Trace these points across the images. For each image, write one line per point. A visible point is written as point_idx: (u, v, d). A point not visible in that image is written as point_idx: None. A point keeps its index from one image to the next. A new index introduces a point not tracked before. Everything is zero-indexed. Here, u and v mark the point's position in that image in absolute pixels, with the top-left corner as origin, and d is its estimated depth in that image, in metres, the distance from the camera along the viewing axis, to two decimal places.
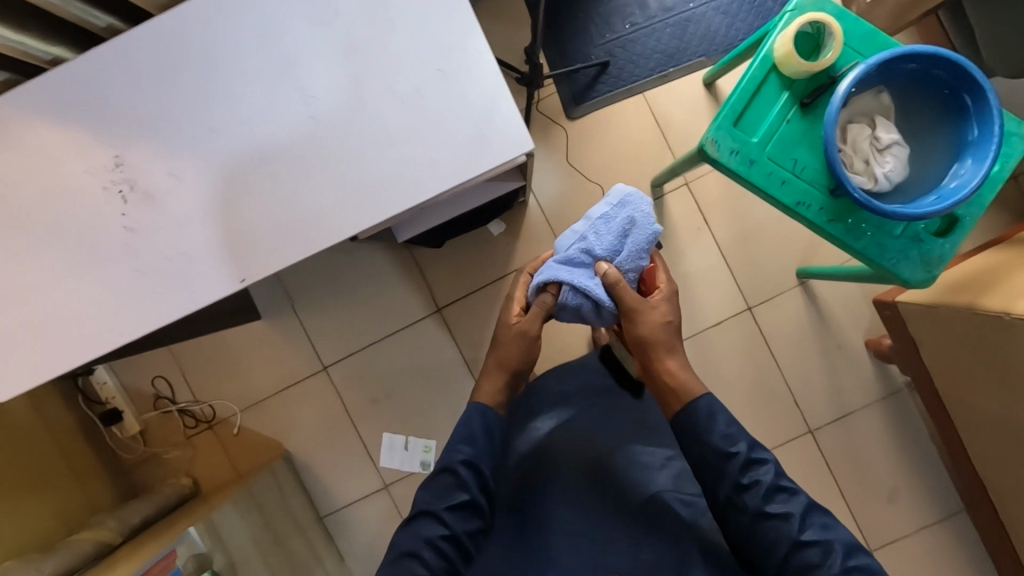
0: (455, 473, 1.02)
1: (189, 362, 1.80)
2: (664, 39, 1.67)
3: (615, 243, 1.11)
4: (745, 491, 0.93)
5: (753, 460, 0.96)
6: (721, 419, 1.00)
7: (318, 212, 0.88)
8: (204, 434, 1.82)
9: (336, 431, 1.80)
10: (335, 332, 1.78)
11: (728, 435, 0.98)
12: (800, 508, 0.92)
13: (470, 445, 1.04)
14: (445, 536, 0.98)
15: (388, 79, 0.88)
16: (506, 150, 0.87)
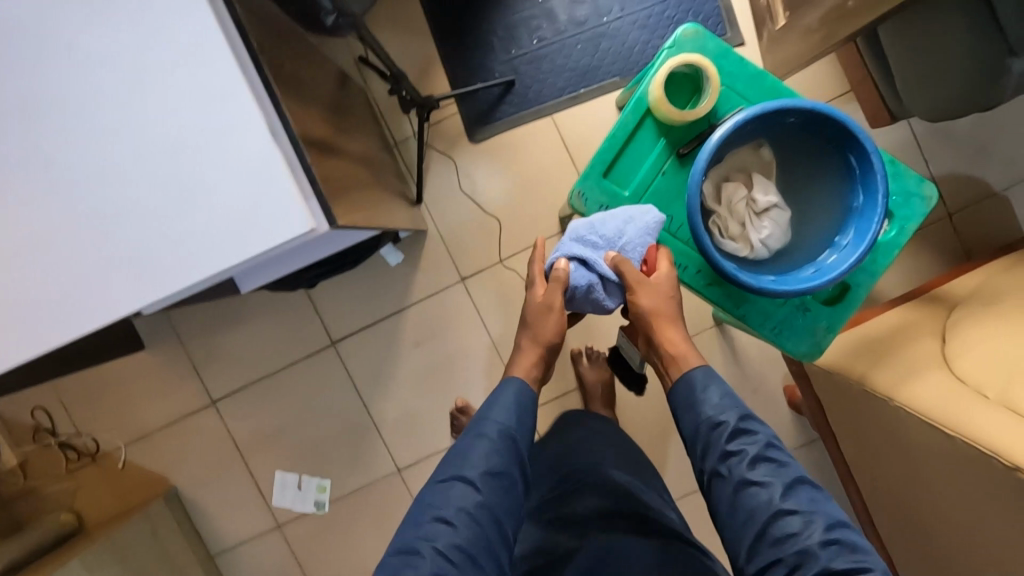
0: (483, 478, 0.86)
1: (69, 393, 1.70)
2: (575, 56, 1.52)
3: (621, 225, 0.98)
4: (730, 460, 0.85)
5: (747, 428, 0.87)
6: (720, 390, 0.92)
7: (72, 294, 0.78)
8: (88, 467, 1.72)
9: (227, 467, 1.70)
10: (223, 365, 1.68)
11: (722, 402, 0.90)
12: (794, 479, 0.83)
13: (498, 454, 0.88)
14: (462, 553, 0.80)
15: (156, 146, 0.77)
16: (287, 225, 0.75)
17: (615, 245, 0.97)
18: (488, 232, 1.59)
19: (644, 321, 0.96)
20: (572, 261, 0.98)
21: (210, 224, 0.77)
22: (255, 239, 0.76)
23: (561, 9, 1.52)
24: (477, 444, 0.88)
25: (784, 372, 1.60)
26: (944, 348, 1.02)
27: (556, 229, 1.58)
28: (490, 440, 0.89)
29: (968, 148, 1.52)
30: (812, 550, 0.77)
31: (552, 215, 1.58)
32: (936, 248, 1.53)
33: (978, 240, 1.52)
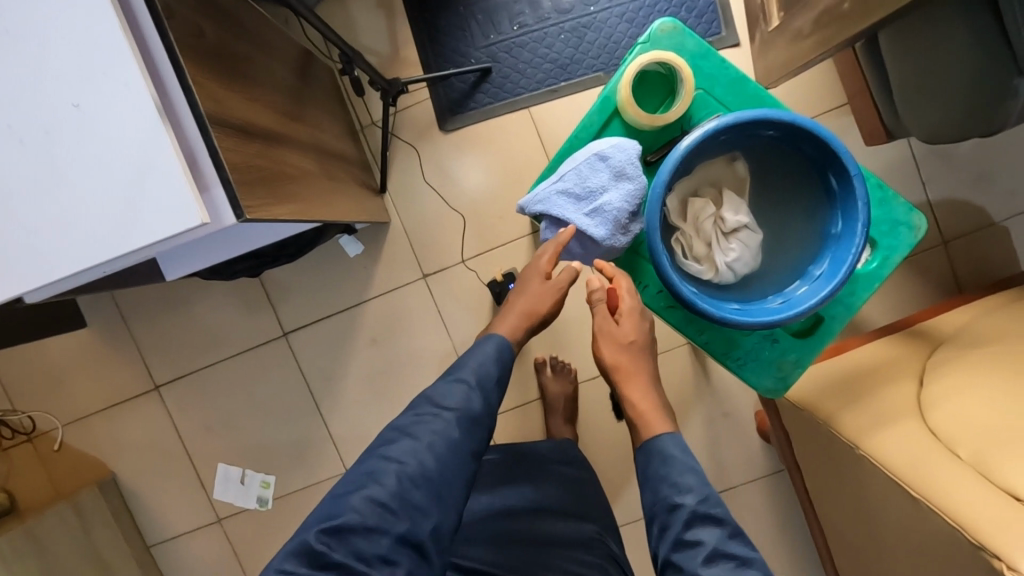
0: (440, 432, 0.74)
1: (7, 368, 1.61)
2: (558, 47, 1.42)
3: (597, 187, 0.86)
4: (685, 552, 0.69)
5: (719, 517, 0.70)
6: (696, 466, 0.75)
7: None
8: (23, 446, 1.64)
9: (168, 456, 1.62)
10: (169, 350, 1.59)
11: (694, 479, 0.73)
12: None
13: (462, 420, 0.76)
14: (400, 514, 0.69)
15: (11, 116, 0.64)
16: (169, 221, 0.64)
17: (598, 206, 0.86)
18: (454, 228, 1.50)
19: (620, 352, 0.86)
20: (550, 209, 0.88)
21: (77, 214, 0.65)
22: (135, 235, 0.65)
23: None
24: (438, 402, 0.77)
25: (757, 397, 1.51)
26: (920, 392, 0.93)
27: (526, 230, 1.49)
28: (455, 398, 0.77)
29: (969, 174, 1.42)
30: None
31: (523, 215, 1.49)
32: (927, 278, 1.44)
33: (972, 272, 1.43)
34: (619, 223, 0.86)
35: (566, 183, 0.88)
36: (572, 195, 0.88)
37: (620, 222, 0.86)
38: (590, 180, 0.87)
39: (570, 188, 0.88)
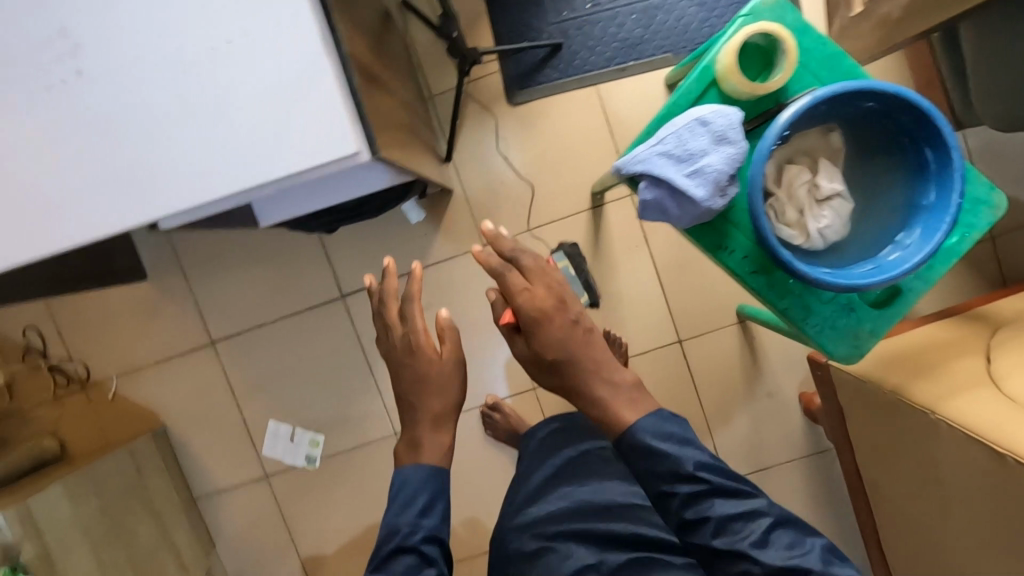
0: (414, 552, 0.83)
1: (65, 316, 1.64)
2: (628, 26, 1.45)
3: (698, 150, 0.90)
4: (709, 532, 0.78)
5: (723, 492, 0.78)
6: (683, 445, 0.79)
7: (87, 194, 0.73)
8: (76, 394, 1.67)
9: (219, 411, 1.66)
10: (226, 306, 1.62)
11: (695, 467, 0.78)
12: (782, 525, 0.79)
13: (422, 495, 0.86)
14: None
15: (178, 39, 0.69)
16: (330, 146, 0.70)
17: (699, 167, 0.89)
18: (514, 200, 1.53)
19: (544, 372, 0.84)
20: (650, 168, 0.91)
21: (237, 135, 0.71)
22: (294, 155, 0.71)
23: None
24: (396, 532, 0.84)
25: (801, 379, 1.55)
26: (990, 365, 0.98)
27: (586, 204, 1.52)
28: (414, 518, 0.85)
29: (1021, 171, 1.46)
30: None
31: (584, 190, 1.52)
32: (974, 270, 1.48)
33: (1018, 266, 1.47)
34: (717, 185, 0.89)
35: (666, 145, 0.91)
36: (673, 156, 0.91)
37: (718, 184, 0.89)
38: (691, 143, 0.90)
39: (671, 148, 0.91)
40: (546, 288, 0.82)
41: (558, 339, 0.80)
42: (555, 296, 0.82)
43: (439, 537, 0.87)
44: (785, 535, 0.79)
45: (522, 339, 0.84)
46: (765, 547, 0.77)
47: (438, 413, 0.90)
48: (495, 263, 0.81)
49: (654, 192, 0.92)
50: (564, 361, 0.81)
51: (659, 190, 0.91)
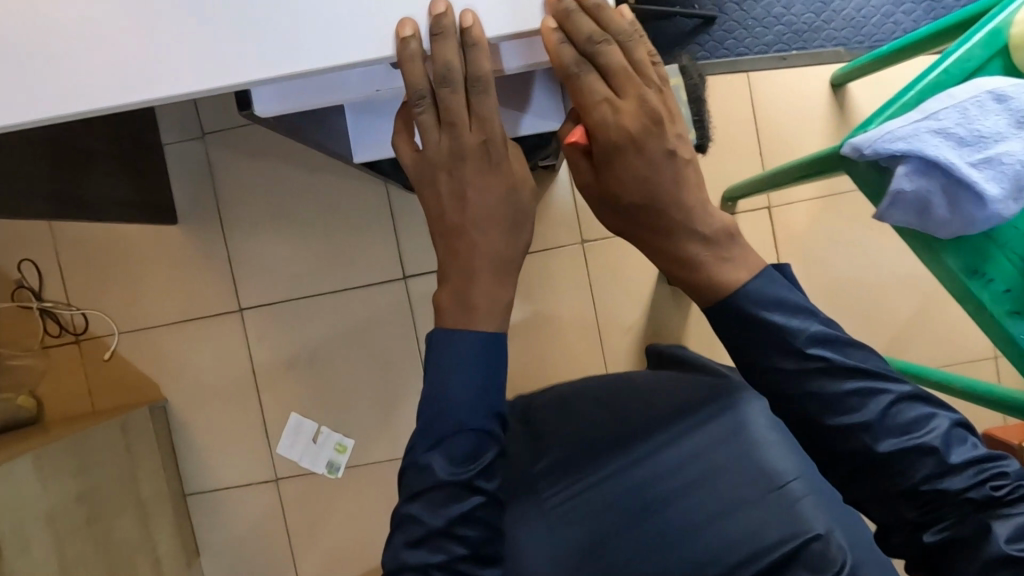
0: (473, 433, 0.56)
1: (71, 253, 1.37)
2: (797, 10, 1.23)
3: (991, 134, 0.65)
4: (829, 417, 0.53)
5: (821, 352, 0.53)
6: (779, 301, 0.54)
7: (176, 35, 0.54)
8: (67, 347, 1.39)
9: (234, 393, 1.38)
10: (265, 269, 1.36)
11: (796, 326, 0.54)
12: (910, 403, 0.53)
13: (482, 352, 0.57)
14: (471, 532, 0.56)
15: None
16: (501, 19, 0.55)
17: (993, 155, 0.65)
18: None
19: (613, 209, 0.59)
20: (920, 148, 0.66)
21: None
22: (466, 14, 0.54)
23: None
24: (447, 397, 0.57)
25: None
26: None
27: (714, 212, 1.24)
28: (469, 394, 0.56)
29: None
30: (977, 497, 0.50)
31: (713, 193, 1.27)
32: None
33: None
34: (1011, 186, 0.65)
35: (941, 118, 0.67)
36: (954, 137, 0.66)
37: (1012, 183, 0.65)
38: (982, 123, 0.66)
39: (950, 125, 0.66)
40: (635, 101, 0.55)
41: (642, 168, 0.56)
42: (644, 115, 0.55)
43: (502, 409, 0.59)
44: (915, 414, 0.53)
45: (583, 166, 0.59)
46: (876, 428, 0.52)
47: (487, 260, 0.58)
48: (568, 60, 0.54)
49: (916, 181, 0.67)
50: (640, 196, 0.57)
51: (923, 179, 0.67)
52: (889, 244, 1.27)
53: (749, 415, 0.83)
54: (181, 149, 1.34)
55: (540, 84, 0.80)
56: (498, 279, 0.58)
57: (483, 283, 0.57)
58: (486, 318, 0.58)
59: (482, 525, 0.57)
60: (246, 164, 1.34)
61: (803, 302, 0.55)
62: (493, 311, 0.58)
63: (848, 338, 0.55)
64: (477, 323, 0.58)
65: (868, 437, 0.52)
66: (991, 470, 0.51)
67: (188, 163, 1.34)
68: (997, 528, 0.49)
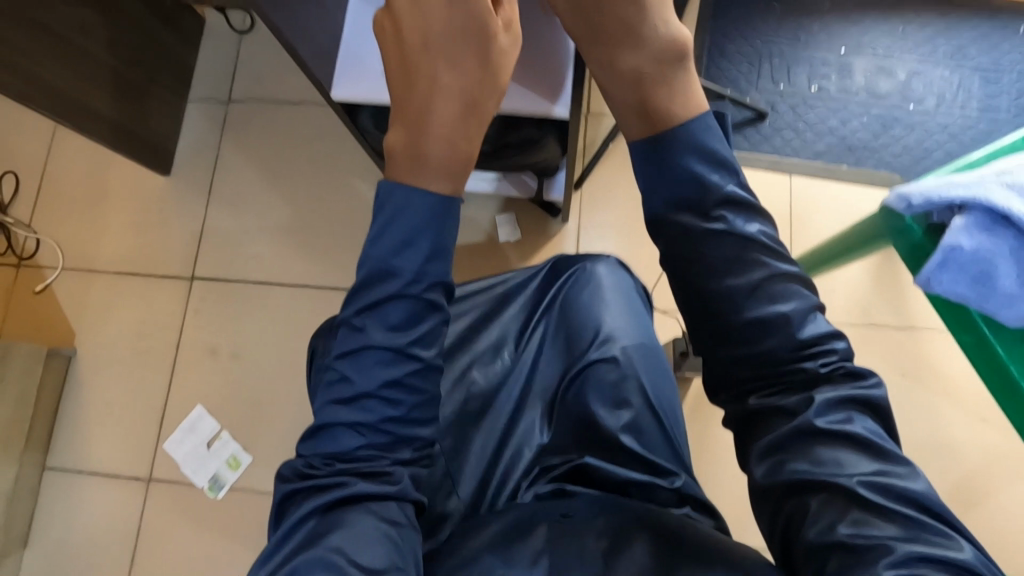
0: (413, 301, 0.53)
1: (53, 175, 1.31)
2: (854, 127, 1.16)
3: None
4: (733, 291, 0.47)
5: (731, 200, 0.48)
6: (711, 137, 0.48)
7: None
8: (3, 268, 1.27)
9: (149, 366, 1.21)
10: (234, 242, 1.25)
11: (717, 152, 0.48)
12: (803, 293, 0.48)
13: (434, 219, 0.53)
14: (398, 401, 0.54)
15: None
16: None
17: None
18: (637, 267, 1.16)
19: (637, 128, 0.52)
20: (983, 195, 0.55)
21: None
22: None
23: (863, 69, 1.18)
24: (393, 258, 0.53)
25: None
26: None
27: None
28: (414, 261, 0.53)
29: None
30: (853, 413, 0.47)
31: None
32: None
33: None
34: None
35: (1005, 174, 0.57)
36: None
37: None
38: None
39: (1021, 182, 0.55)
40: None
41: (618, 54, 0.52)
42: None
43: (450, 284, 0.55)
44: (801, 298, 0.48)
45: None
46: (754, 299, 0.47)
47: (461, 101, 0.55)
48: None
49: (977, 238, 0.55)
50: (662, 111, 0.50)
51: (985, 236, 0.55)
52: (930, 403, 1.06)
53: (598, 278, 0.80)
54: (203, 109, 1.32)
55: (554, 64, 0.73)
56: (455, 127, 0.55)
57: (437, 130, 0.55)
58: (428, 170, 0.54)
59: (414, 396, 0.55)
60: (257, 136, 1.30)
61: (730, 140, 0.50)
62: (445, 164, 0.54)
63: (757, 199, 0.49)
64: (425, 182, 0.54)
65: (733, 297, 0.48)
66: (857, 407, 0.47)
67: (204, 123, 1.31)
68: (811, 414, 0.46)
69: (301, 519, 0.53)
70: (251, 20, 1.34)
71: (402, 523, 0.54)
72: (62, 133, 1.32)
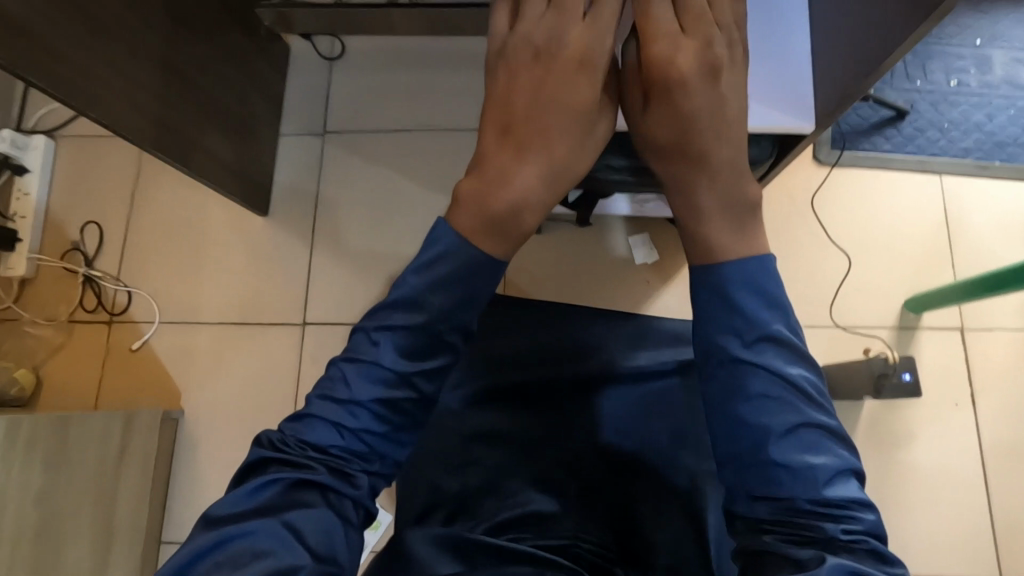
0: (429, 335, 0.56)
1: (139, 222, 1.22)
2: (1000, 120, 1.10)
3: None
4: (761, 394, 0.54)
5: (766, 349, 0.55)
6: (752, 285, 0.56)
7: None
8: (95, 327, 1.18)
9: (265, 421, 1.12)
10: (347, 281, 1.17)
11: (757, 316, 0.55)
12: (829, 440, 0.53)
13: (465, 263, 0.56)
14: (385, 422, 0.55)
15: None
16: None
17: None
18: (791, 281, 1.08)
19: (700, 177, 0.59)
20: None
21: None
22: None
23: (1000, 60, 1.12)
24: (424, 295, 0.56)
25: None
26: None
27: (891, 319, 1.06)
28: (439, 305, 0.55)
29: None
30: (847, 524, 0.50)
31: (890, 299, 1.07)
32: None
33: None
34: None
35: None
36: None
37: None
38: None
39: None
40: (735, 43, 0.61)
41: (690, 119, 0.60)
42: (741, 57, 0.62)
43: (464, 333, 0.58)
44: (822, 424, 0.53)
45: (665, 38, 0.60)
46: (774, 436, 0.52)
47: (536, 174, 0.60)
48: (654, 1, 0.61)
49: None
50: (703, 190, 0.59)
51: None
52: None
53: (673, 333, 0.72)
54: (298, 142, 1.24)
55: (790, 75, 0.66)
56: (529, 195, 0.60)
57: (518, 189, 0.59)
58: (501, 237, 0.58)
59: (400, 425, 0.56)
60: (358, 167, 1.22)
61: (785, 312, 0.56)
62: (514, 230, 0.59)
63: (802, 358, 0.56)
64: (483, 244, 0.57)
65: (760, 422, 0.53)
66: (858, 524, 0.51)
67: (299, 157, 1.23)
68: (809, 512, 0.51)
69: (264, 483, 0.51)
70: (340, 45, 1.26)
71: (344, 533, 0.52)
72: (145, 177, 1.23)
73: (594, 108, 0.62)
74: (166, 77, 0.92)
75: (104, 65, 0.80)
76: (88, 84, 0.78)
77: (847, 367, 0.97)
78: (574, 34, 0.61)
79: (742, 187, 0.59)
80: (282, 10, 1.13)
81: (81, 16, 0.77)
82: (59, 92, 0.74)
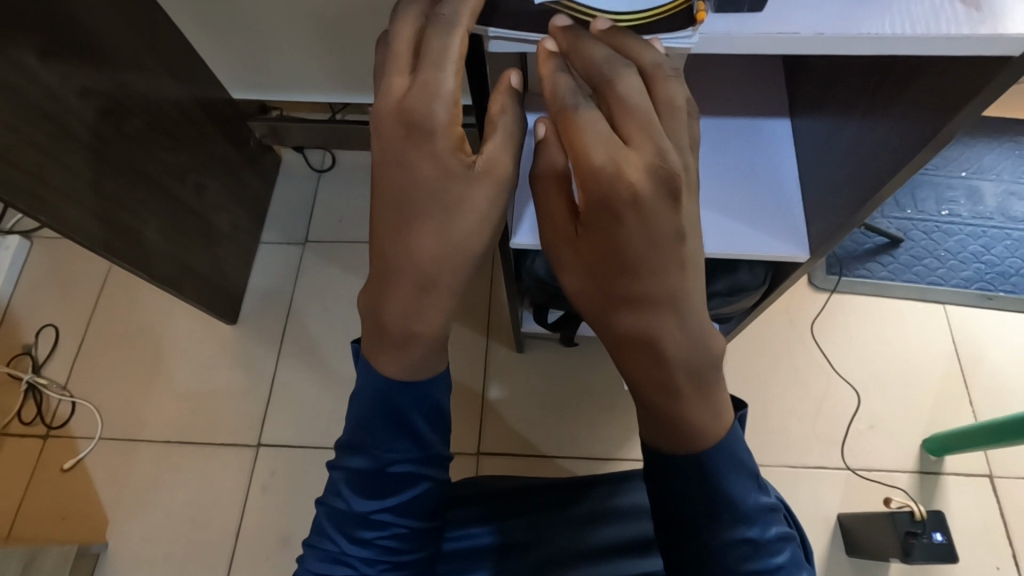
0: (397, 468, 0.47)
1: (98, 327, 1.15)
2: (998, 252, 1.06)
3: None
4: (736, 558, 0.44)
5: (736, 508, 0.45)
6: (725, 451, 0.45)
7: None
8: (27, 441, 1.07)
9: (199, 560, 0.98)
10: (309, 398, 1.08)
11: (738, 488, 0.45)
12: None
13: (384, 399, 0.47)
14: (380, 563, 0.47)
15: None
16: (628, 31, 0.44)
17: None
18: (793, 414, 0.98)
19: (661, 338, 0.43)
20: None
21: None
22: (906, 17, 0.40)
23: (991, 192, 1.10)
24: (365, 431, 0.47)
25: None
26: None
27: (909, 463, 0.95)
28: (389, 437, 0.47)
29: None
30: None
31: (906, 438, 0.96)
32: None
33: None
34: None
35: None
36: None
37: None
38: None
39: None
40: (647, 155, 0.41)
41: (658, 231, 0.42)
42: (659, 181, 0.41)
43: (434, 450, 0.48)
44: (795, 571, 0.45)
45: (634, 126, 0.42)
46: None
47: (415, 273, 0.45)
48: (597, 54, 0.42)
49: None
50: (675, 348, 0.43)
51: None
52: None
53: None
54: (277, 251, 1.20)
55: (779, 202, 0.61)
56: (424, 298, 0.46)
57: (401, 296, 0.46)
58: (396, 354, 0.47)
59: (399, 566, 0.47)
60: (336, 277, 1.17)
61: (754, 473, 0.46)
62: (411, 345, 0.46)
63: (776, 510, 0.47)
64: (386, 367, 0.47)
65: None
66: None
67: (276, 266, 1.19)
68: None
69: None
70: (330, 159, 1.27)
71: None
72: (115, 280, 1.18)
73: (452, 177, 0.45)
74: (119, 175, 0.87)
75: (64, 171, 0.77)
76: (46, 190, 0.75)
77: (867, 519, 0.84)
78: (399, 93, 0.43)
79: (705, 341, 0.44)
80: (275, 125, 1.17)
81: (52, 126, 0.76)
82: (13, 197, 0.71)
